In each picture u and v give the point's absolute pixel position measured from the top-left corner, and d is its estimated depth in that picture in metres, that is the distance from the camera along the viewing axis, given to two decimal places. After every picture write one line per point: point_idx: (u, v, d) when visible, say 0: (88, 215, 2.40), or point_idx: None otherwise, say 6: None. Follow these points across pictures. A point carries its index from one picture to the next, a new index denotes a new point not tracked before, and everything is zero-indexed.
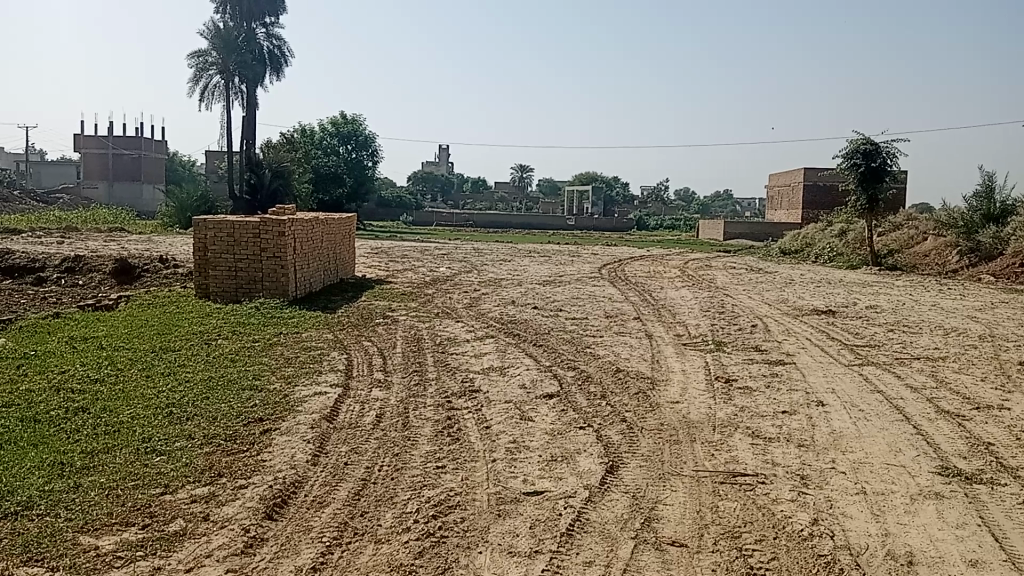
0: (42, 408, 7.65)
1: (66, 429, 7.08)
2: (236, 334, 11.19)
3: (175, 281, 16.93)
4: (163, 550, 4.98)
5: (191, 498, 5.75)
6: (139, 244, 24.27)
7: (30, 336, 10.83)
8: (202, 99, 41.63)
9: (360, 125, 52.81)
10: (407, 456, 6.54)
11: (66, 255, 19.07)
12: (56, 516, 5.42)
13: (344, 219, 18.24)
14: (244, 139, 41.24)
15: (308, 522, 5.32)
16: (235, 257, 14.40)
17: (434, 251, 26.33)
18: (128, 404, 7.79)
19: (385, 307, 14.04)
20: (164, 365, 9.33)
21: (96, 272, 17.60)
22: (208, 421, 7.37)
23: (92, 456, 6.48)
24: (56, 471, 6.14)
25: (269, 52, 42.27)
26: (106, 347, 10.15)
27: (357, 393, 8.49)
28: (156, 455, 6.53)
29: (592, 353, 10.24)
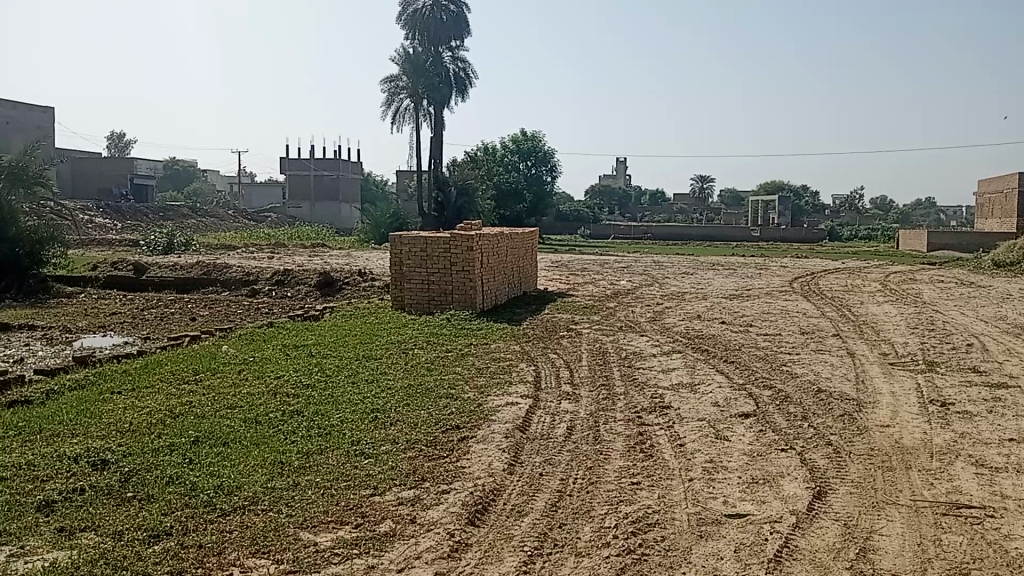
0: (262, 409, 8.34)
1: (283, 430, 7.66)
2: (431, 344, 11.71)
3: (373, 294, 17.94)
4: (376, 549, 5.27)
5: (399, 500, 6.04)
6: (338, 259, 25.94)
7: (249, 344, 11.84)
8: (394, 122, 43.76)
9: (540, 141, 53.75)
10: (602, 470, 6.55)
11: (276, 269, 20.64)
12: (279, 511, 5.87)
13: (528, 233, 18.64)
14: (432, 158, 43.08)
15: (509, 530, 5.45)
16: (427, 270, 15.05)
17: (614, 264, 26.37)
18: (337, 408, 8.32)
19: (568, 320, 14.18)
20: (368, 372, 9.90)
21: (303, 285, 19.07)
22: (410, 426, 7.74)
23: (308, 456, 6.98)
24: (277, 469, 6.66)
25: (454, 74, 44.06)
26: (316, 355, 10.90)
27: (547, 405, 8.62)
28: (364, 457, 6.95)
29: (789, 372, 9.82)
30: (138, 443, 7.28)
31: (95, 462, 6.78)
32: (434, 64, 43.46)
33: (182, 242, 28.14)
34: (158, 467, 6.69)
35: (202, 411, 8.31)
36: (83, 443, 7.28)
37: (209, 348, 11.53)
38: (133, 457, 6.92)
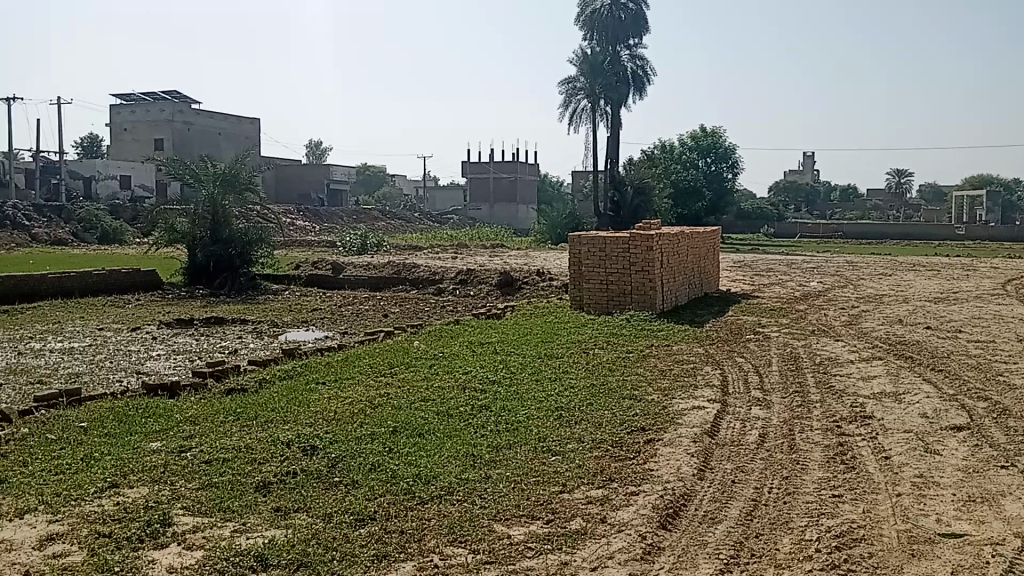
0: (452, 403, 8.65)
1: (473, 424, 7.90)
2: (613, 344, 11.69)
3: (553, 293, 18.17)
4: (568, 546, 5.32)
5: (588, 499, 6.08)
6: (518, 259, 26.44)
7: (437, 340, 12.33)
8: (571, 123, 44.06)
9: (720, 138, 52.51)
10: (799, 479, 6.29)
11: (460, 269, 21.34)
12: (473, 502, 6.07)
13: (710, 232, 18.20)
14: (609, 158, 42.99)
15: (703, 536, 5.37)
16: (606, 271, 15.03)
17: (803, 264, 25.17)
18: (523, 405, 8.49)
19: (754, 323, 13.70)
20: (551, 370, 10.04)
21: (485, 285, 19.62)
22: (595, 426, 7.77)
23: (498, 450, 7.16)
24: (469, 462, 6.89)
25: (633, 72, 43.65)
26: (501, 352, 11.17)
27: (736, 410, 8.37)
28: (551, 454, 7.04)
29: (1008, 383, 8.98)
30: (342, 431, 7.76)
31: (305, 448, 7.28)
32: (612, 64, 43.37)
33: (374, 242, 29.70)
34: (361, 454, 7.11)
35: (398, 403, 8.74)
36: (294, 430, 7.85)
37: (401, 344, 12.10)
38: (337, 444, 7.38)
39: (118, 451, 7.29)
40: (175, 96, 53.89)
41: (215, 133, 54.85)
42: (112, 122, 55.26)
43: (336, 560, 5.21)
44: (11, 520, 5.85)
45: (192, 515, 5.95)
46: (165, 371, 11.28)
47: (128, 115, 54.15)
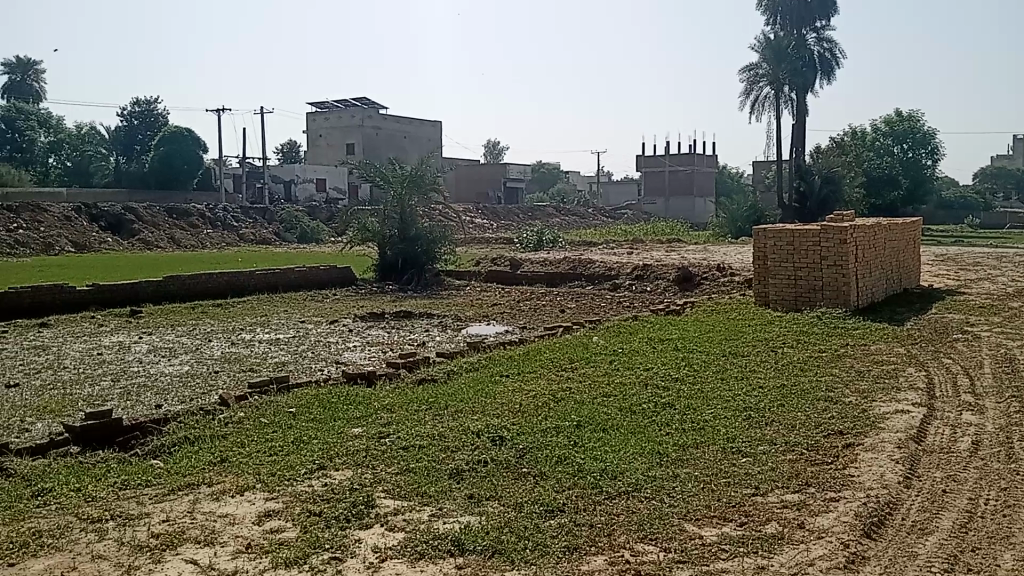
0: (635, 400, 8.59)
1: (658, 421, 7.82)
2: (803, 343, 11.16)
3: (734, 289, 17.62)
4: (764, 550, 5.16)
5: (783, 503, 5.86)
6: (697, 254, 25.86)
7: (617, 336, 12.31)
8: (753, 111, 42.54)
9: (918, 122, 49.10)
10: (1020, 492, 5.76)
11: (637, 264, 21.18)
12: (662, 500, 6.02)
13: (908, 223, 17.01)
14: (794, 147, 41.16)
15: (911, 548, 5.08)
16: (794, 266, 14.43)
17: (1016, 258, 23.00)
18: (708, 404, 8.31)
19: (962, 321, 12.68)
20: (738, 369, 9.74)
21: (663, 280, 19.35)
22: (787, 428, 7.47)
23: (685, 449, 7.04)
24: (655, 460, 6.82)
25: (820, 55, 41.64)
26: (683, 350, 10.97)
27: (945, 415, 7.79)
28: (741, 455, 6.85)
29: None
30: (527, 424, 7.90)
31: (494, 438, 7.49)
32: (797, 48, 41.45)
33: (551, 238, 30.04)
34: (547, 447, 7.22)
35: (580, 397, 8.79)
36: (483, 420, 8.08)
37: (581, 339, 12.15)
38: (524, 436, 7.53)
39: (325, 435, 7.80)
40: (366, 102, 56.76)
41: (401, 136, 57.53)
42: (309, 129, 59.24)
43: (529, 550, 5.31)
44: (233, 496, 6.40)
45: (392, 498, 6.28)
46: (361, 361, 11.98)
47: (322, 122, 57.89)
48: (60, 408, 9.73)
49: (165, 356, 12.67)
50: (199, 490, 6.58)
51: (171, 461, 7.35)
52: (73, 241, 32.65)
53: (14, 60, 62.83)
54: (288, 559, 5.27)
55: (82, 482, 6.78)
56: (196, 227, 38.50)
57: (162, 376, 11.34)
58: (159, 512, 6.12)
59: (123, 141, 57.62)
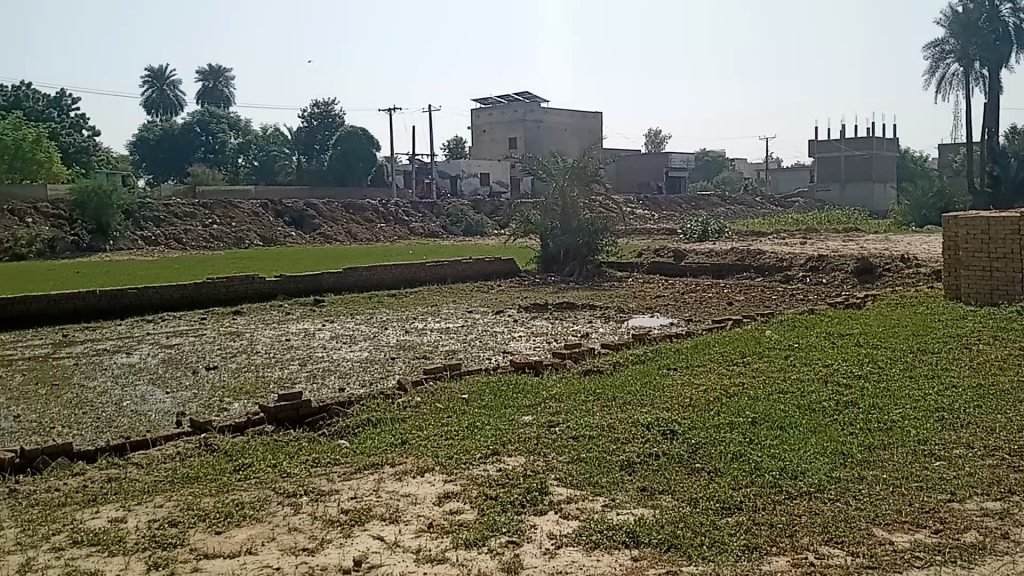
0: (814, 397, 8.22)
1: (839, 420, 7.45)
2: (1001, 340, 10.29)
3: (920, 281, 16.50)
4: (964, 561, 4.83)
5: (984, 511, 5.45)
6: (877, 244, 24.38)
7: (792, 330, 11.83)
8: (938, 91, 39.57)
9: None
10: None
11: (811, 255, 20.26)
12: (847, 502, 5.74)
13: None
14: (986, 127, 37.93)
15: None
16: (990, 256, 13.33)
17: None
18: (896, 403, 7.83)
19: None
20: (927, 367, 9.12)
21: (839, 272, 18.42)
22: (987, 431, 6.92)
23: (871, 450, 6.68)
24: (838, 460, 6.50)
25: (1015, 28, 38.07)
26: (864, 345, 10.39)
27: None
28: (935, 459, 6.41)
29: None
30: (700, 418, 7.75)
31: (665, 432, 7.40)
32: (989, 20, 38.15)
33: (716, 228, 29.22)
34: (722, 443, 7.04)
35: (755, 393, 8.52)
36: (653, 414, 7.99)
37: (753, 333, 11.77)
38: (697, 431, 7.39)
39: (497, 422, 7.98)
40: (528, 96, 57.43)
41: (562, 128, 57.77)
42: (474, 124, 60.82)
43: (706, 546, 5.22)
44: (413, 477, 6.68)
45: (565, 487, 6.34)
46: (527, 352, 12.16)
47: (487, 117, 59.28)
48: (254, 390, 10.51)
49: (345, 343, 13.39)
50: (382, 470, 6.91)
51: (355, 441, 7.76)
52: (260, 235, 35.11)
53: (207, 70, 68.88)
54: (468, 540, 5.44)
55: (277, 458, 7.29)
56: (369, 220, 40.41)
57: (342, 362, 11.99)
58: (347, 490, 6.48)
59: (305, 142, 61.36)
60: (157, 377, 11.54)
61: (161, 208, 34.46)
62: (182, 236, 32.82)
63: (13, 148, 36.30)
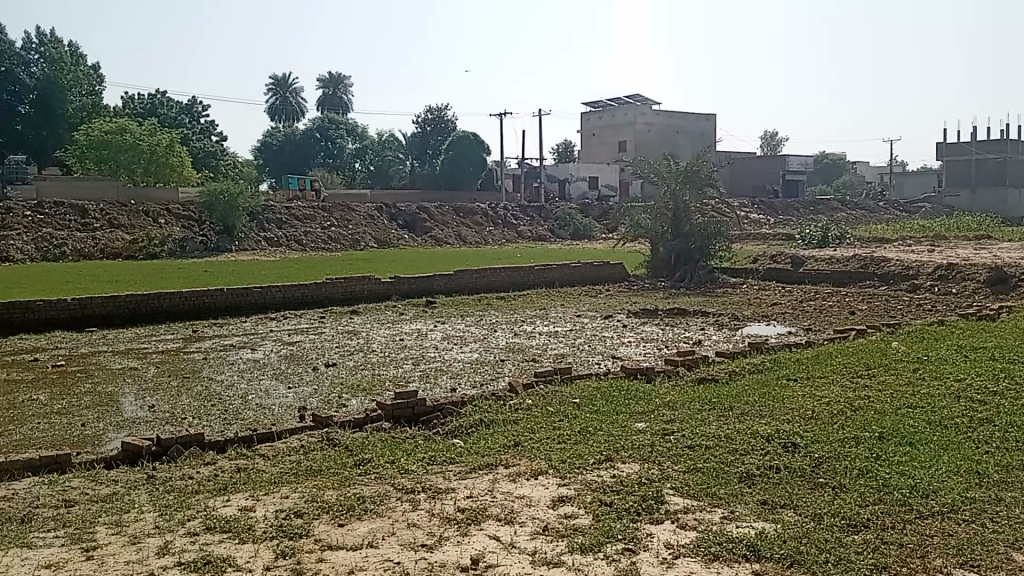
0: (946, 413, 7.80)
1: (974, 438, 7.05)
2: None
3: None
4: None
5: None
6: (1013, 252, 22.98)
7: (920, 341, 11.28)
8: None
9: None
10: None
11: (939, 263, 19.27)
12: (985, 525, 5.43)
13: None
14: None
15: None
16: None
17: None
18: None
19: None
20: None
21: (972, 282, 17.45)
22: None
23: (1011, 471, 6.29)
24: (974, 480, 6.15)
25: None
26: (1001, 360, 9.79)
27: None
28: None
29: None
30: (821, 431, 7.47)
31: (786, 444, 7.17)
32: None
33: (836, 234, 28.18)
34: (847, 458, 6.76)
35: (880, 407, 8.15)
36: (772, 425, 7.76)
37: (878, 344, 11.28)
38: (819, 444, 7.13)
39: (610, 428, 7.92)
40: (638, 99, 56.91)
41: (673, 131, 56.94)
42: (583, 128, 60.79)
43: (832, 563, 5.03)
44: (528, 479, 6.70)
45: (681, 496, 6.23)
46: (639, 357, 12.04)
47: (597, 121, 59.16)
48: (370, 387, 10.80)
49: (457, 344, 13.60)
50: (497, 470, 6.97)
51: (470, 441, 7.86)
52: (374, 237, 36.10)
53: (327, 78, 71.79)
54: (583, 545, 5.42)
55: (395, 455, 7.46)
56: (479, 224, 40.95)
57: (454, 362, 12.18)
58: (464, 488, 6.56)
59: (418, 146, 62.79)
60: (279, 372, 12.02)
61: (282, 211, 35.93)
62: (302, 237, 34.08)
63: (149, 154, 38.57)
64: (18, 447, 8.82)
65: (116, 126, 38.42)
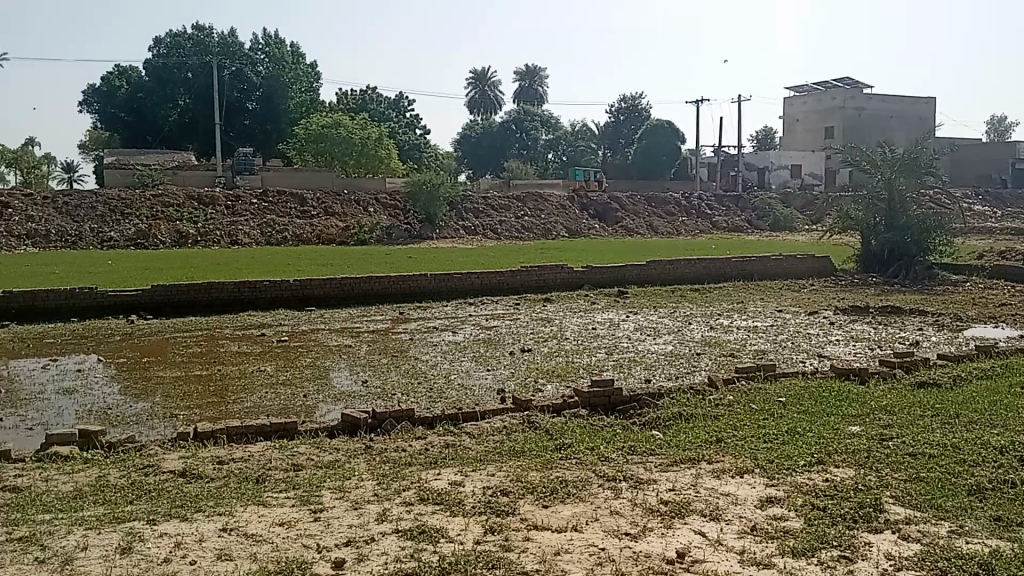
0: None
1: None
2: None
3: None
4: None
5: None
6: None
7: None
8: None
9: None
10: None
11: None
12: None
13: None
14: None
15: None
16: None
17: None
18: None
19: None
20: None
21: None
22: None
23: None
24: None
25: None
26: None
27: None
28: None
29: None
30: None
31: (1023, 458, 6.54)
32: None
33: None
34: None
35: None
36: (1006, 436, 7.09)
37: None
38: None
39: (820, 429, 7.56)
40: (848, 83, 53.66)
41: (887, 117, 53.21)
42: (785, 115, 58.17)
43: None
44: (733, 476, 6.54)
45: (903, 506, 5.84)
46: (847, 357, 11.41)
47: (800, 106, 56.41)
48: (567, 374, 10.95)
49: (650, 335, 13.48)
50: (700, 465, 6.85)
51: (669, 433, 7.78)
52: (567, 227, 36.50)
53: (522, 72, 73.70)
54: (795, 548, 5.22)
55: (596, 442, 7.52)
56: (672, 214, 40.33)
57: (649, 353, 12.08)
58: (666, 481, 6.51)
59: (612, 135, 62.76)
60: (479, 355, 12.47)
61: (479, 201, 37.10)
62: (498, 227, 35.01)
63: (360, 146, 41.00)
64: (252, 413, 9.72)
65: (331, 121, 41.18)
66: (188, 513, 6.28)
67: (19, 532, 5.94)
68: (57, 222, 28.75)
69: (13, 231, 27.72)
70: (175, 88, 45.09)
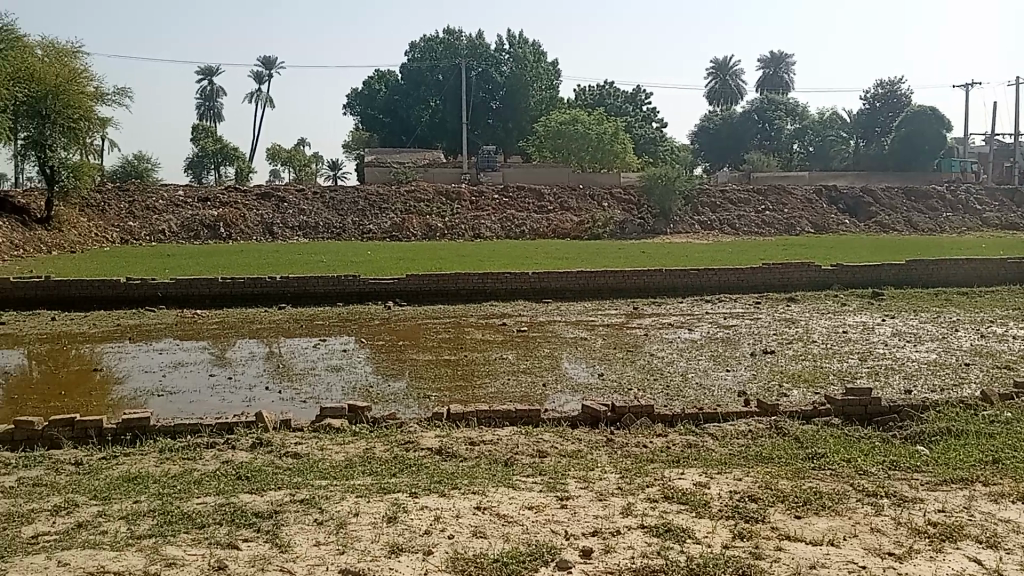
0: None
1: None
2: None
3: None
4: None
5: None
6: None
7: None
8: None
9: None
10: None
11: None
12: None
13: None
14: None
15: None
16: None
17: None
18: None
19: None
20: None
21: None
22: None
23: None
24: None
25: None
26: None
27: None
28: None
29: None
30: None
31: None
32: None
33: None
34: None
35: None
36: None
37: None
38: None
39: None
40: None
41: None
42: None
43: None
44: (1014, 502, 5.92)
45: None
46: None
47: None
48: (815, 379, 10.42)
49: (909, 341, 12.47)
50: (973, 487, 6.27)
51: (936, 450, 7.17)
52: (813, 222, 34.59)
53: (766, 60, 70.56)
54: None
55: (852, 453, 7.12)
56: (932, 209, 36.96)
57: (908, 362, 11.18)
58: (934, 501, 6.03)
59: (865, 122, 58.48)
60: (717, 354, 12.20)
61: (718, 195, 36.18)
62: (735, 222, 33.85)
63: (597, 140, 41.39)
64: (497, 399, 10.20)
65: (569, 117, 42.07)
66: (445, 489, 6.73)
67: (302, 494, 6.68)
68: (325, 215, 31.67)
69: (288, 223, 30.92)
70: (428, 90, 48.20)
